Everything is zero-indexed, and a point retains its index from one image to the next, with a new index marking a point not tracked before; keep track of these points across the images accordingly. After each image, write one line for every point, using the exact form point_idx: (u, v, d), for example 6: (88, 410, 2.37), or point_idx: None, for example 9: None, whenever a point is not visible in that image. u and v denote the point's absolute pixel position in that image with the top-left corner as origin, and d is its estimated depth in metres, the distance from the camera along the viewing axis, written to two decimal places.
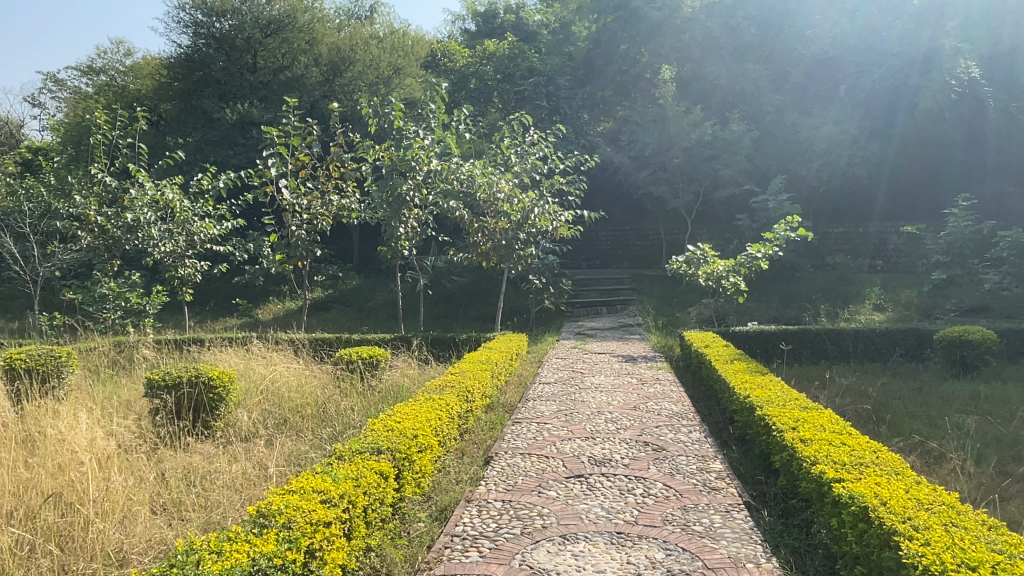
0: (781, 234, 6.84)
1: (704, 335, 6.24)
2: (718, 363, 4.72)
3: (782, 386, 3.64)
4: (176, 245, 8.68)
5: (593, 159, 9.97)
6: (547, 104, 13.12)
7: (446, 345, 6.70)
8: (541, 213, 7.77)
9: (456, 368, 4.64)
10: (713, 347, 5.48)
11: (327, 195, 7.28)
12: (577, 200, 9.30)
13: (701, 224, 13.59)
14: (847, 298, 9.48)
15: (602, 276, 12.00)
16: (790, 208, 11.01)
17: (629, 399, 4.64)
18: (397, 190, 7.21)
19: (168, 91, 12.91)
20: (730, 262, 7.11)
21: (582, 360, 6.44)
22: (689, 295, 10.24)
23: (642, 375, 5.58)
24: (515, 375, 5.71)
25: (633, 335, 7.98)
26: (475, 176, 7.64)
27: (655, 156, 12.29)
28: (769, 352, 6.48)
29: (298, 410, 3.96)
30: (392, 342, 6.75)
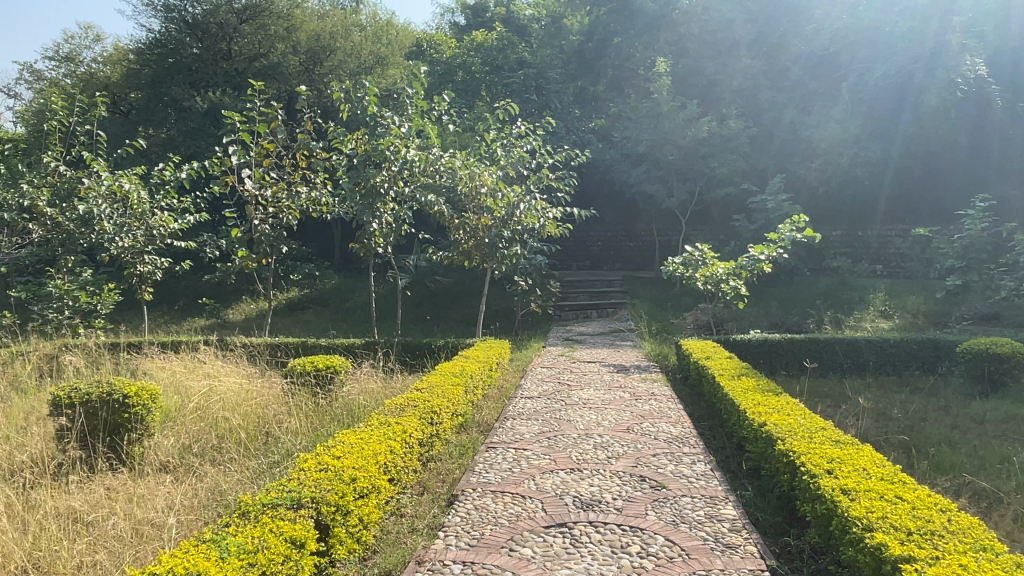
0: (786, 235, 6.28)
1: (703, 344, 5.69)
2: (723, 379, 4.15)
3: (804, 412, 3.07)
4: (134, 240, 8.12)
5: (585, 155, 9.41)
6: (537, 98, 12.58)
7: (419, 354, 6.14)
8: (528, 209, 7.19)
9: (425, 381, 4.06)
10: (716, 359, 4.91)
11: (294, 187, 6.70)
12: (566, 196, 8.75)
13: (696, 225, 13.07)
14: (851, 304, 8.99)
15: (592, 278, 11.45)
16: (791, 209, 10.48)
17: (621, 419, 4.07)
18: (372, 181, 6.62)
19: (137, 78, 12.28)
20: (731, 264, 6.57)
21: (569, 370, 5.87)
22: (683, 300, 9.73)
23: (635, 389, 5.01)
24: (495, 387, 5.13)
25: (625, 341, 7.43)
26: (456, 168, 7.05)
27: (649, 153, 11.75)
28: (774, 364, 5.95)
29: (232, 434, 3.37)
30: (361, 349, 6.19)
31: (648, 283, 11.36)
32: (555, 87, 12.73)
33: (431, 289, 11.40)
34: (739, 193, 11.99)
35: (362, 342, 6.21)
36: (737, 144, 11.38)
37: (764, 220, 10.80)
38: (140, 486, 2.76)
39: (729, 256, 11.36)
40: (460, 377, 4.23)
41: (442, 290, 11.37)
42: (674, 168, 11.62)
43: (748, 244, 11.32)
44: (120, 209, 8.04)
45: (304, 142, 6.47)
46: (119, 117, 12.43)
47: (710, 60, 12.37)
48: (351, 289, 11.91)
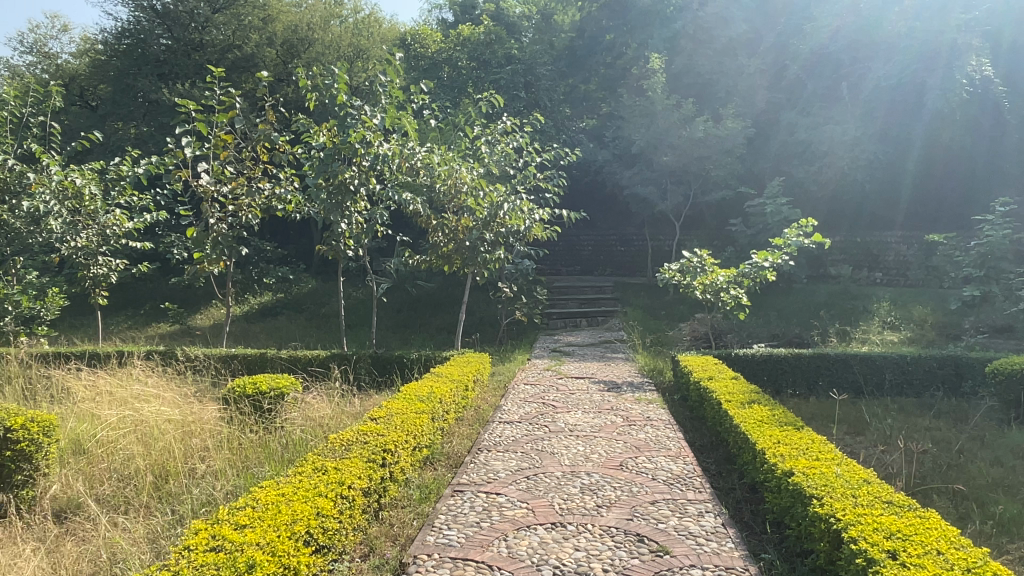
0: (794, 240, 5.72)
1: (703, 359, 5.14)
2: (732, 406, 3.57)
3: (838, 457, 2.50)
4: (88, 241, 7.53)
5: (575, 153, 8.83)
6: (526, 96, 12.03)
7: (388, 368, 5.59)
8: (512, 210, 6.60)
9: (386, 405, 3.47)
10: (720, 378, 4.35)
11: (255, 183, 6.12)
12: (554, 198, 8.19)
13: (690, 230, 12.55)
14: (856, 314, 8.46)
15: (582, 284, 10.89)
16: (790, 213, 9.95)
17: (614, 452, 3.50)
18: (340, 176, 6.02)
19: (104, 70, 11.66)
20: (732, 272, 6.00)
21: (556, 388, 5.31)
22: (678, 309, 9.19)
23: (629, 411, 4.44)
24: (470, 410, 4.55)
25: (617, 354, 6.86)
26: (434, 164, 6.46)
27: (642, 153, 11.21)
28: (781, 383, 5.41)
29: (143, 476, 2.82)
30: (325, 362, 5.65)
31: (639, 290, 10.83)
32: (544, 84, 12.19)
33: (411, 294, 10.83)
34: (735, 196, 11.46)
35: (325, 354, 5.66)
36: (734, 144, 10.85)
37: (763, 224, 10.26)
38: (5, 552, 2.21)
39: (725, 262, 10.83)
40: (427, 400, 3.64)
41: (423, 296, 10.79)
42: (668, 169, 11.08)
43: (745, 250, 10.79)
44: (73, 206, 7.38)
45: (264, 134, 5.86)
46: (86, 110, 11.81)
47: (706, 58, 11.85)
48: (328, 293, 11.30)
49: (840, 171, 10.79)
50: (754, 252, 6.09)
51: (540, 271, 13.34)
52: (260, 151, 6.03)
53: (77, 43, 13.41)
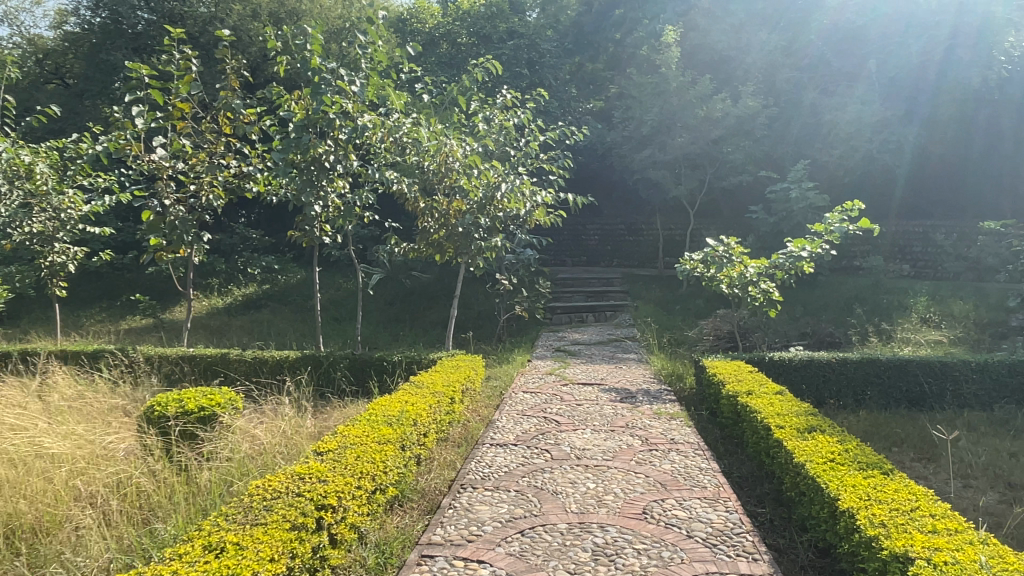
0: (837, 226, 4.98)
1: (732, 365, 4.39)
2: (786, 432, 2.79)
3: (966, 532, 1.73)
4: (43, 227, 6.80)
5: (582, 132, 8.02)
6: (529, 73, 11.19)
7: (367, 375, 4.87)
8: (511, 191, 5.72)
9: (341, 431, 2.71)
10: (759, 389, 3.58)
11: (215, 159, 5.36)
12: (560, 180, 7.40)
13: (704, 219, 11.75)
14: (891, 310, 7.66)
15: (588, 275, 10.12)
16: (817, 199, 9.11)
17: (634, 492, 2.73)
18: (312, 151, 5.23)
19: (78, 44, 10.90)
20: (764, 262, 5.24)
21: (559, 397, 4.54)
22: (694, 305, 8.41)
23: (649, 431, 3.67)
24: (456, 428, 3.77)
25: (629, 356, 6.10)
26: (421, 138, 5.54)
27: (654, 135, 10.37)
28: (822, 393, 4.64)
29: (4, 538, 2.14)
30: (294, 365, 4.91)
31: (650, 282, 10.08)
32: (548, 61, 11.38)
33: (404, 286, 10.08)
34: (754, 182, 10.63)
35: (295, 356, 4.92)
36: (754, 125, 10.00)
37: (786, 211, 9.42)
38: None
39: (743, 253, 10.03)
40: (398, 422, 2.88)
41: (418, 289, 10.05)
42: (683, 152, 10.23)
43: (765, 239, 9.98)
44: (24, 187, 6.66)
45: (225, 101, 5.08)
46: (60, 89, 11.05)
47: (724, 33, 11.00)
48: (316, 285, 10.57)
49: (866, 155, 9.96)
50: (790, 240, 5.31)
51: (544, 262, 12.59)
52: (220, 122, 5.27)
53: (52, 18, 12.60)
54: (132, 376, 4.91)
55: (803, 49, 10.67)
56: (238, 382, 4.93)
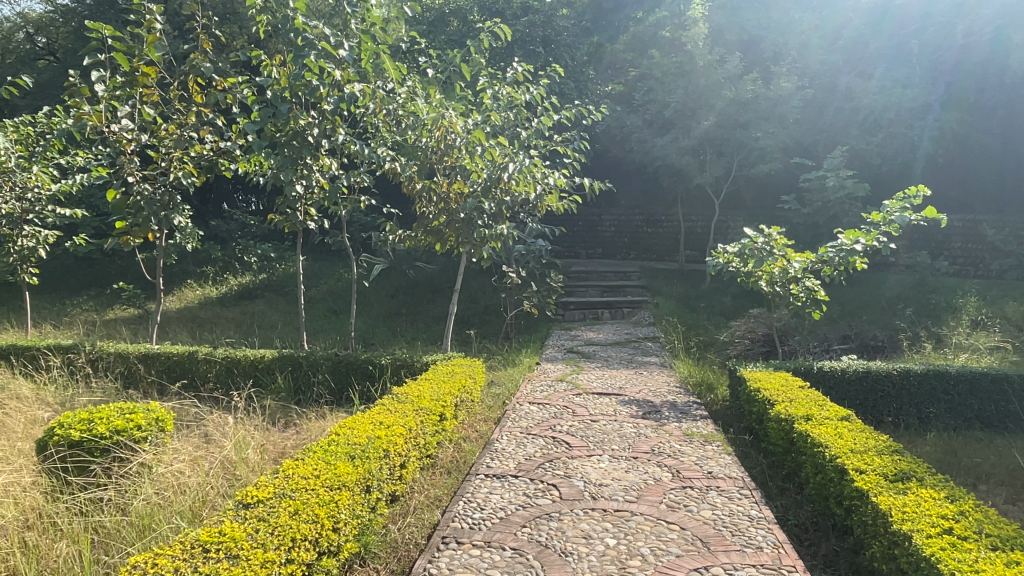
0: (898, 217, 4.26)
1: (776, 377, 3.72)
2: (869, 478, 2.12)
3: None
4: (9, 208, 6.20)
5: (600, 113, 7.33)
6: (544, 52, 10.47)
7: (350, 381, 4.27)
8: (520, 172, 4.97)
9: (284, 466, 2.07)
10: (817, 412, 2.91)
11: (185, 132, 4.75)
12: (575, 164, 6.73)
13: (729, 210, 11.05)
14: (940, 312, 6.93)
15: (605, 269, 9.46)
16: (855, 189, 8.36)
17: (668, 556, 2.08)
18: (293, 122, 4.58)
19: (66, 17, 10.30)
20: (809, 256, 4.56)
21: (571, 412, 3.89)
22: (720, 304, 7.73)
23: (682, 460, 3.01)
24: (445, 449, 3.13)
25: (649, 362, 5.46)
26: (417, 112, 4.87)
27: (677, 118, 9.64)
28: (880, 410, 3.97)
29: None
30: (269, 367, 4.34)
31: (671, 276, 9.41)
32: (565, 40, 10.66)
33: (409, 278, 9.45)
34: (785, 171, 9.88)
35: (271, 356, 4.34)
36: (786, 109, 9.27)
37: (821, 201, 8.67)
38: None
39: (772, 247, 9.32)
40: (363, 454, 2.24)
41: (422, 281, 9.42)
42: (708, 137, 9.50)
43: (797, 232, 9.25)
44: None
45: (194, 64, 4.45)
46: (49, 65, 10.47)
47: (754, 11, 10.22)
48: (316, 275, 9.99)
49: (907, 142, 9.20)
50: (841, 230, 4.62)
51: (557, 253, 11.94)
52: (191, 88, 4.64)
53: None
54: (88, 378, 4.37)
55: (839, 29, 9.91)
56: (209, 385, 4.36)
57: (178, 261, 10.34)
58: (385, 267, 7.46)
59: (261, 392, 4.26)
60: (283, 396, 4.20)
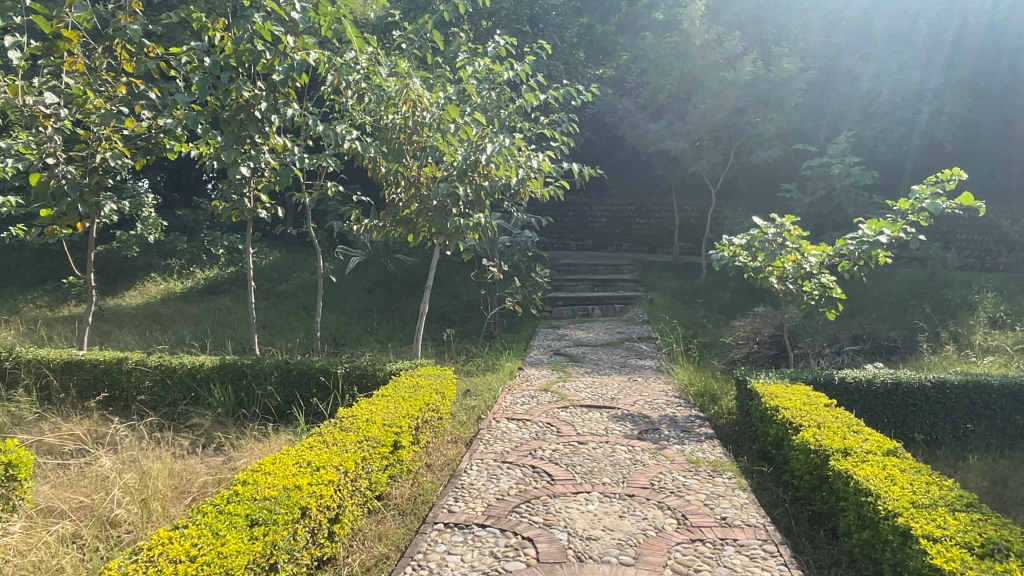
0: (931, 204, 3.72)
1: (794, 391, 3.18)
2: (949, 552, 1.57)
3: None
4: None
5: (590, 94, 6.75)
6: (531, 31, 9.82)
7: (300, 394, 3.75)
8: (496, 156, 4.26)
9: (149, 546, 1.51)
10: (855, 444, 2.36)
11: (115, 106, 4.15)
12: (563, 148, 6.14)
13: (726, 199, 10.52)
14: (956, 308, 6.43)
15: (595, 262, 8.91)
16: (862, 177, 7.83)
17: None
18: (236, 95, 3.96)
19: None
20: (826, 248, 4.03)
21: (555, 431, 3.33)
22: (718, 301, 7.19)
23: (689, 500, 2.46)
24: (400, 485, 2.59)
25: (643, 366, 4.93)
26: (381, 85, 4.28)
27: (673, 101, 9.06)
28: (910, 427, 3.46)
29: None
30: (208, 379, 3.81)
31: (665, 270, 8.89)
32: (553, 18, 10.02)
33: (386, 272, 8.86)
34: (785, 158, 9.34)
35: (210, 365, 3.81)
36: (787, 92, 8.71)
37: (825, 190, 8.15)
38: None
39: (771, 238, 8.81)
40: (269, 521, 1.67)
41: (401, 275, 8.83)
42: (706, 121, 8.93)
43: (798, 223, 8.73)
44: None
45: (120, 27, 3.83)
46: None
47: None
48: (289, 268, 9.39)
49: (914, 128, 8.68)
50: (862, 220, 4.08)
51: (546, 245, 11.38)
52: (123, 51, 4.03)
53: None
54: (3, 390, 3.83)
55: (843, 9, 9.36)
56: (140, 397, 3.84)
57: (142, 254, 9.70)
58: (359, 259, 6.88)
59: (199, 407, 3.75)
60: (222, 412, 3.68)
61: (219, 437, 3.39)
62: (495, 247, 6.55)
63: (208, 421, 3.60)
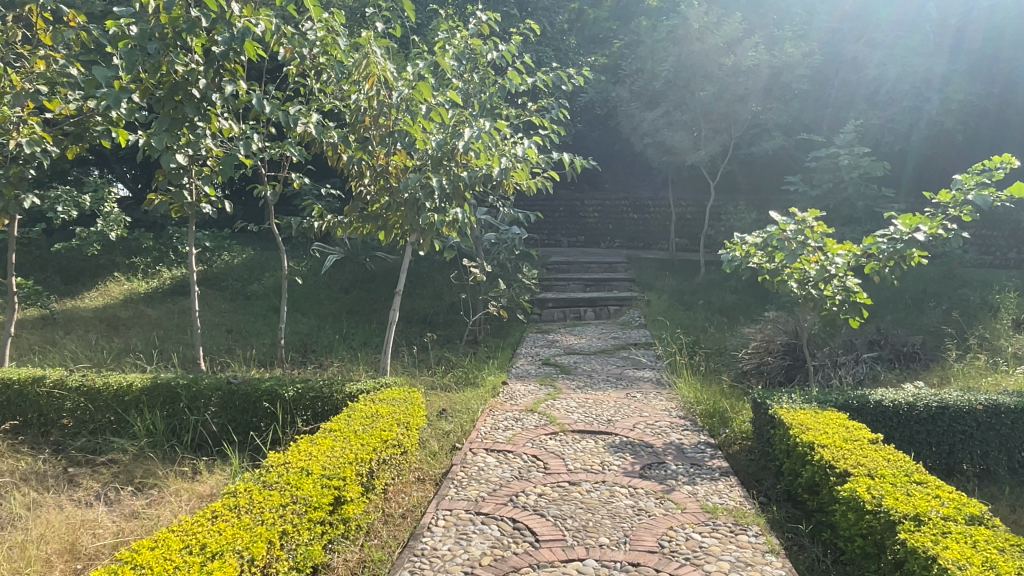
0: (979, 196, 3.19)
1: (829, 421, 2.65)
2: None
3: None
4: None
5: (582, 77, 6.18)
6: (518, 14, 9.22)
7: (245, 421, 3.21)
8: (473, 142, 3.68)
9: None
10: (926, 505, 1.84)
11: (30, 85, 3.57)
12: (552, 136, 5.59)
13: (725, 193, 10.01)
14: (978, 310, 5.94)
15: (587, 259, 8.39)
16: (872, 169, 7.31)
17: None
18: (167, 70, 3.38)
19: None
20: (854, 247, 3.50)
21: (541, 467, 2.80)
22: (720, 303, 6.67)
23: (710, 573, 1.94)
24: (345, 551, 2.06)
25: (642, 379, 4.40)
26: (340, 60, 3.70)
27: (669, 89, 8.51)
28: (956, 457, 2.96)
29: None
30: (137, 403, 3.26)
31: (662, 268, 8.38)
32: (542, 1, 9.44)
33: (365, 271, 8.30)
34: (788, 150, 8.82)
35: (140, 387, 3.27)
36: (791, 79, 8.17)
37: (832, 182, 7.63)
38: None
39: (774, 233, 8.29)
40: None
41: (381, 274, 8.28)
42: (704, 110, 8.38)
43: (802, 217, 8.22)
44: None
45: None
46: None
47: None
48: (262, 267, 8.82)
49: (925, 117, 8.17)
50: (894, 215, 3.56)
51: (536, 241, 10.86)
52: (74, 46, 3.65)
53: None
54: None
55: None
56: (60, 425, 3.30)
57: (106, 252, 9.10)
58: (335, 259, 6.32)
59: (123, 437, 3.20)
60: (150, 443, 3.14)
61: (141, 478, 2.84)
62: (479, 245, 6.00)
63: (132, 455, 3.05)
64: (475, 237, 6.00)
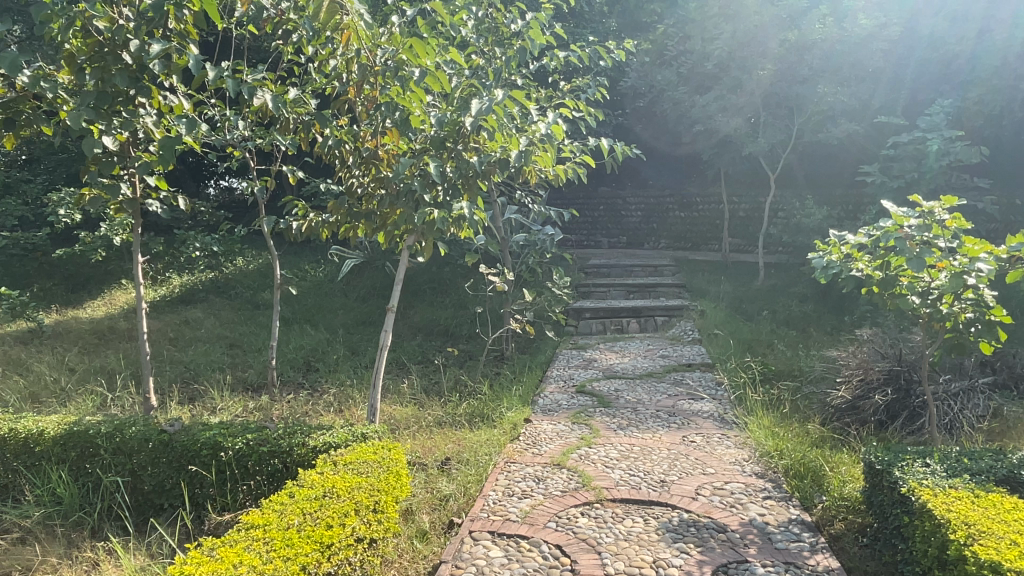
0: None
1: (1010, 518, 1.75)
2: None
3: None
4: None
5: (622, 51, 5.29)
6: None
7: (179, 482, 2.47)
8: (482, 117, 2.84)
9: None
10: None
11: None
12: (588, 119, 4.72)
13: (784, 188, 8.99)
14: None
15: (630, 263, 7.49)
16: (966, 156, 6.25)
17: None
18: (87, 28, 2.64)
19: None
20: (1001, 248, 2.55)
21: (567, 569, 1.96)
22: (787, 314, 5.71)
23: None
24: None
25: (700, 415, 3.51)
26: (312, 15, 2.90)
27: (722, 71, 7.55)
28: None
29: None
30: (49, 457, 2.55)
31: (715, 272, 7.44)
32: None
33: (385, 276, 7.57)
34: (858, 136, 7.78)
35: (52, 436, 2.55)
36: (865, 55, 7.12)
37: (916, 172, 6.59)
38: None
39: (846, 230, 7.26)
40: None
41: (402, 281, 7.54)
42: (763, 93, 7.39)
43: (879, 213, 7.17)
44: None
45: None
46: None
47: None
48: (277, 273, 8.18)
49: None
50: None
51: (574, 244, 10.08)
52: None
53: None
54: None
55: None
56: None
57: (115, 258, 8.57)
58: (349, 265, 5.44)
59: (22, 504, 2.49)
60: (56, 512, 2.42)
61: (24, 570, 2.11)
62: (506, 247, 5.22)
63: (21, 535, 2.32)
64: (499, 238, 5.17)
